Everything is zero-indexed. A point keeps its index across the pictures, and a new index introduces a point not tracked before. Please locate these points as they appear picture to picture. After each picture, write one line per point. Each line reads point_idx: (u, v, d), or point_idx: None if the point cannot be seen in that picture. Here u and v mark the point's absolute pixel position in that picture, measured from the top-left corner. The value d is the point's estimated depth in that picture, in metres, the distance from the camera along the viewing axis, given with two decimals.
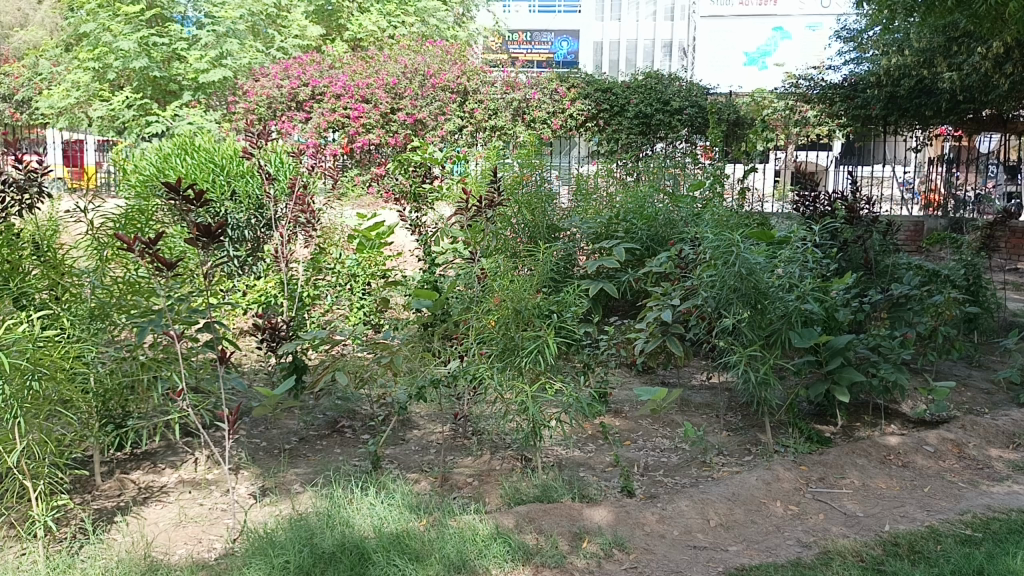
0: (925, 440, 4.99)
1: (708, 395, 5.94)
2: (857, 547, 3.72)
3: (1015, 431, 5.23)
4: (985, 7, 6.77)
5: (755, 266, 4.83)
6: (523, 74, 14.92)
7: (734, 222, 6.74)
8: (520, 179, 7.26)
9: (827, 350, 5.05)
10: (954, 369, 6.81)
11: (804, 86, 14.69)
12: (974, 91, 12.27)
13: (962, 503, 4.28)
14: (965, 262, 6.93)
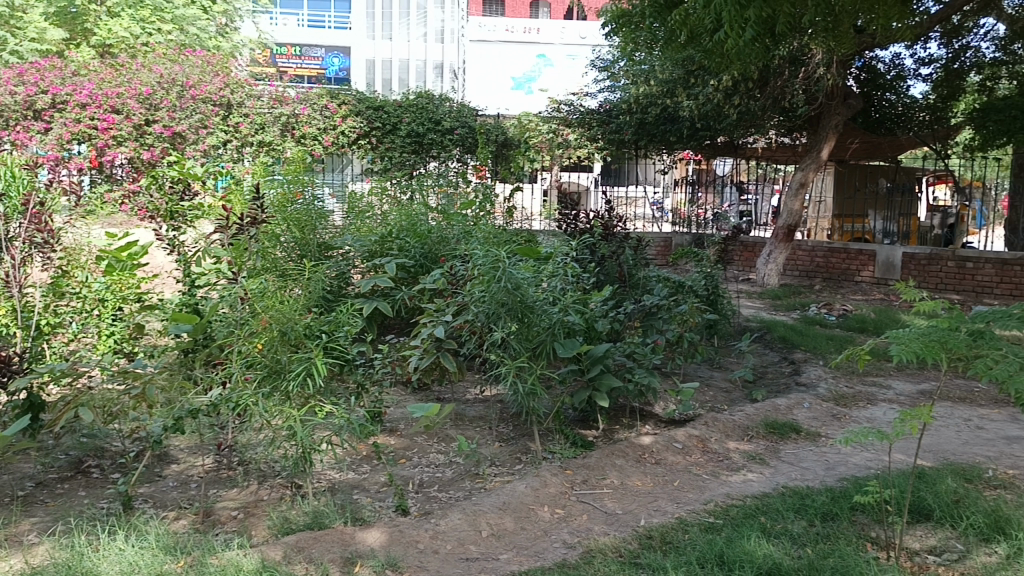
0: (675, 438, 5.44)
1: (481, 408, 6.10)
2: (616, 544, 3.95)
3: (749, 425, 5.83)
4: (711, 43, 7.43)
5: (521, 281, 5.04)
6: (292, 89, 14.60)
7: (501, 238, 6.98)
8: (289, 197, 6.95)
9: (588, 360, 5.38)
10: (699, 371, 7.52)
11: (565, 111, 15.87)
12: (710, 119, 13.60)
13: (706, 493, 4.69)
14: (706, 274, 7.77)
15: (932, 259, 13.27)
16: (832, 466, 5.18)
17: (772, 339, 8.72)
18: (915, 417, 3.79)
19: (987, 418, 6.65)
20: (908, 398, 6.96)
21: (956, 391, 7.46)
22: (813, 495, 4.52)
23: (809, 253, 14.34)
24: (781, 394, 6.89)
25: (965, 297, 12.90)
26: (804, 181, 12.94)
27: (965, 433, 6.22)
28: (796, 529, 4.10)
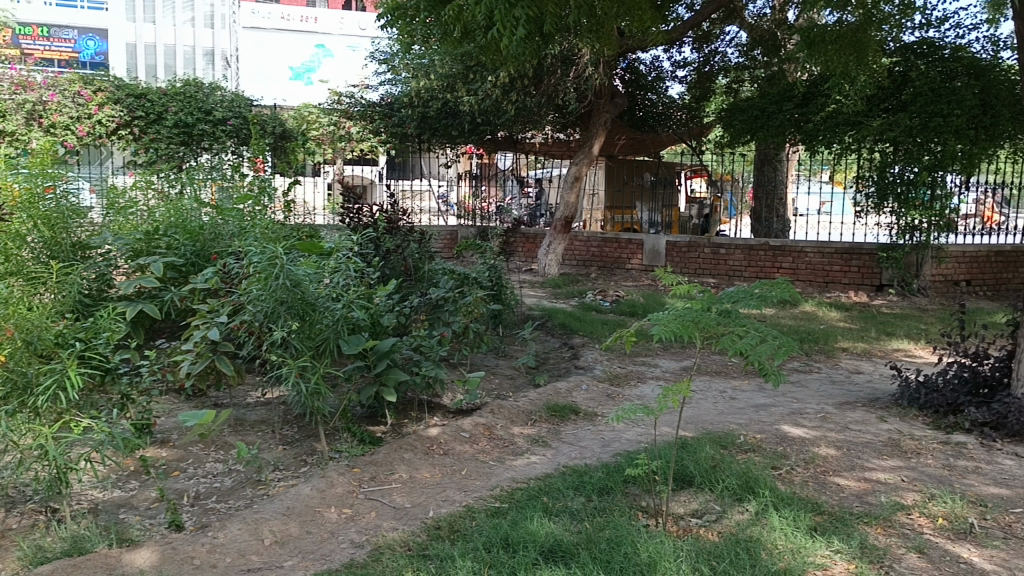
0: (461, 428, 5.56)
1: (264, 412, 5.89)
2: (404, 538, 3.95)
3: (531, 410, 6.07)
4: (486, 39, 7.61)
5: (301, 278, 4.90)
6: (40, 74, 13.38)
7: (280, 234, 6.75)
8: (36, 191, 6.05)
9: (374, 355, 5.29)
10: (485, 361, 7.75)
11: (347, 103, 15.57)
12: (490, 114, 13.94)
13: (491, 479, 4.82)
14: (490, 265, 8.14)
15: (691, 246, 14.29)
16: (607, 443, 5.50)
17: (553, 326, 9.14)
18: (676, 392, 4.11)
19: (739, 388, 7.39)
20: (672, 375, 7.56)
21: (713, 365, 8.21)
22: (590, 472, 4.78)
23: (585, 243, 15.37)
24: (561, 378, 7.23)
25: (720, 281, 13.93)
26: (578, 175, 13.58)
27: (721, 403, 6.87)
28: (575, 506, 4.31)
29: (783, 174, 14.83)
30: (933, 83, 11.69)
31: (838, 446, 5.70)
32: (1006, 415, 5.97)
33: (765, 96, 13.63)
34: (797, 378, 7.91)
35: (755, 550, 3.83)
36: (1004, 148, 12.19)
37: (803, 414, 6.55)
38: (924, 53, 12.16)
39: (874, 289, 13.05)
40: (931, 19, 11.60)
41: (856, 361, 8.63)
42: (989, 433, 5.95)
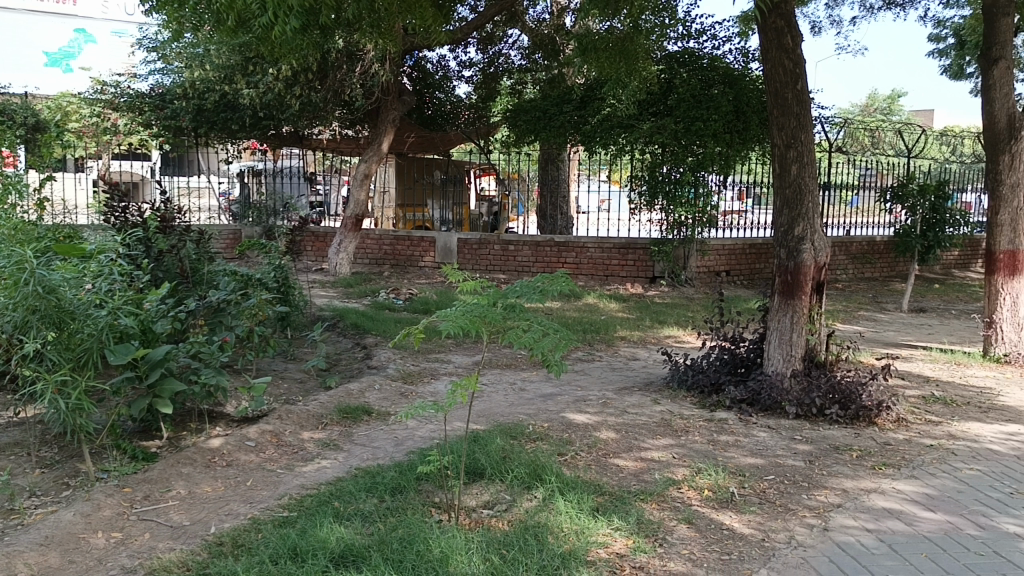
0: (247, 436, 5.33)
1: (18, 434, 5.32)
2: (182, 557, 3.71)
3: (321, 414, 5.93)
4: (262, 30, 7.30)
5: (56, 283, 4.46)
6: None
7: (31, 234, 6.11)
8: None
9: (146, 364, 4.92)
10: (272, 365, 7.49)
11: (112, 93, 14.40)
12: (272, 109, 13.43)
13: (279, 488, 4.64)
14: (275, 265, 7.84)
15: (481, 243, 14.60)
16: (400, 442, 5.49)
17: (344, 326, 8.99)
18: (465, 387, 4.17)
19: (527, 379, 7.65)
20: (464, 370, 7.68)
21: (503, 359, 8.44)
22: (382, 472, 4.74)
23: (377, 242, 15.33)
24: (353, 379, 7.13)
25: (509, 277, 14.33)
26: (367, 172, 13.41)
27: (510, 395, 7.07)
28: (367, 508, 4.26)
29: (566, 173, 15.52)
30: (693, 90, 12.79)
31: (617, 430, 6.06)
32: (759, 391, 6.63)
33: (546, 98, 14.22)
34: (580, 367, 8.31)
35: (543, 535, 3.98)
36: (755, 151, 13.44)
37: (586, 401, 6.90)
38: (685, 62, 13.20)
39: (647, 281, 13.96)
40: (691, 31, 12.61)
41: (633, 349, 9.21)
42: (746, 409, 6.58)
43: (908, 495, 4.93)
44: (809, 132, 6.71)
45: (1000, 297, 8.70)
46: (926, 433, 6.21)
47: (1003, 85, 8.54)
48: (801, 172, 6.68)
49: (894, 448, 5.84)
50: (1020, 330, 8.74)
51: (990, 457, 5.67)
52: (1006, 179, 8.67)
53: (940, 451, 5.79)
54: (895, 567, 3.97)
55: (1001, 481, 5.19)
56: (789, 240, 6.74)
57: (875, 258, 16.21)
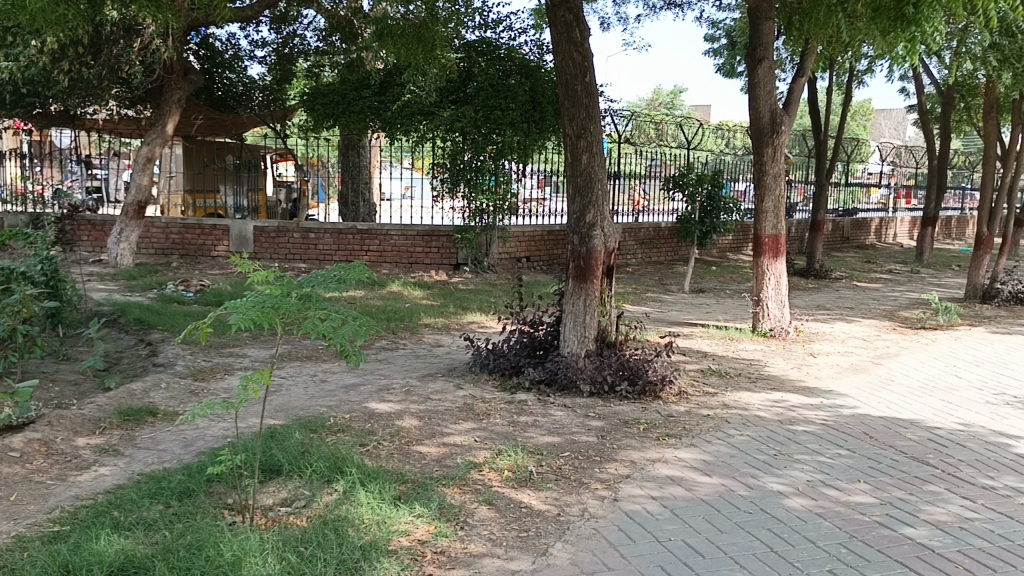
0: (9, 446, 4.82)
1: None
2: None
3: (99, 418, 5.47)
4: None
5: None
6: None
7: None
8: None
9: None
10: (41, 367, 6.81)
11: None
12: (37, 84, 12.17)
13: (49, 500, 4.23)
14: (42, 257, 7.09)
15: (280, 232, 14.08)
16: (189, 442, 5.18)
17: (127, 322, 8.34)
18: (257, 382, 3.98)
19: (328, 370, 7.48)
20: (260, 363, 7.38)
21: (303, 351, 8.20)
22: (169, 476, 4.45)
23: (164, 230, 14.34)
24: (136, 378, 6.64)
25: (310, 265, 13.92)
26: (150, 156, 12.48)
27: (310, 387, 6.88)
28: (152, 516, 3.98)
29: (367, 160, 15.29)
30: (492, 80, 13.03)
31: (420, 417, 6.07)
32: (556, 372, 6.90)
33: (345, 82, 13.94)
34: (383, 356, 8.24)
35: (343, 528, 3.91)
36: (551, 141, 13.95)
37: (389, 390, 6.85)
38: (483, 51, 13.30)
39: (451, 268, 14.06)
40: (488, 20, 12.80)
41: (437, 335, 9.26)
42: (544, 390, 6.83)
43: (688, 463, 5.33)
44: (598, 122, 7.04)
45: (765, 277, 9.63)
46: (704, 404, 6.74)
47: (766, 83, 9.37)
48: (591, 161, 7.00)
49: (676, 419, 6.29)
50: (782, 306, 9.70)
51: (757, 423, 6.25)
52: (769, 170, 9.55)
53: (716, 420, 6.31)
54: (677, 530, 4.28)
55: (766, 444, 5.74)
56: (581, 227, 7.04)
57: (661, 242, 17.32)
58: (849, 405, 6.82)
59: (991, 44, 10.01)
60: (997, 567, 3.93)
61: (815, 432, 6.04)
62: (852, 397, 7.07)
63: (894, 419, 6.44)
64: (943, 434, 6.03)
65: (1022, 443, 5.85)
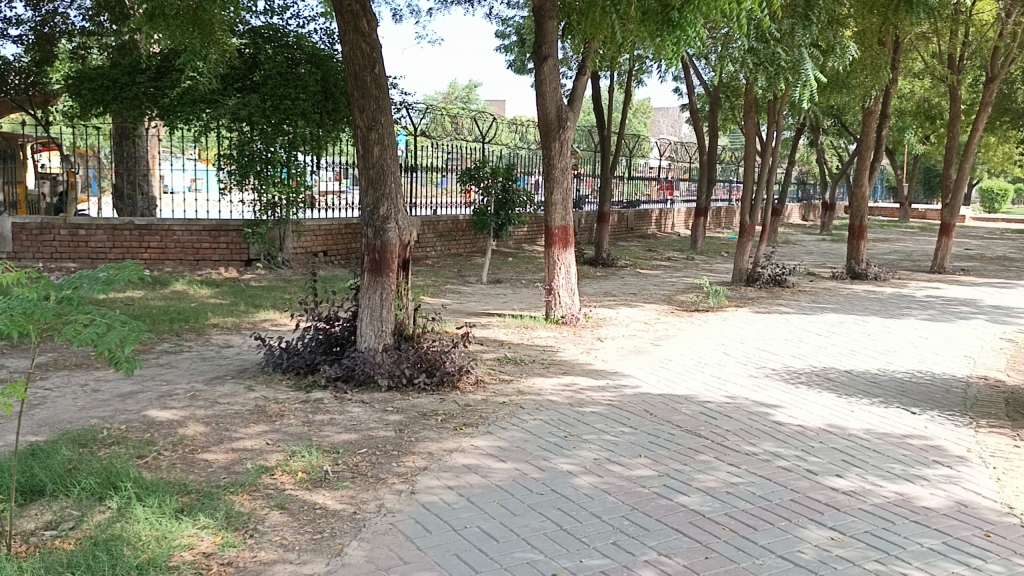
0: None
1: None
2: None
3: None
4: None
5: None
6: None
7: None
8: None
9: None
10: None
11: None
12: None
13: None
14: None
15: (43, 229, 12.83)
16: None
17: None
18: (10, 395, 3.57)
19: (101, 379, 6.89)
20: (21, 375, 6.66)
21: (73, 358, 7.51)
22: None
23: None
24: None
25: (81, 265, 12.77)
26: None
27: (81, 398, 6.31)
28: None
29: (145, 150, 14.16)
30: (280, 68, 12.59)
31: (206, 423, 5.75)
32: (353, 367, 6.78)
33: (115, 65, 12.85)
34: (166, 360, 7.71)
35: (117, 548, 3.63)
36: (344, 132, 13.74)
37: (172, 396, 6.42)
38: (269, 37, 12.85)
39: (242, 264, 13.34)
40: (274, 6, 12.31)
41: (226, 335, 8.81)
42: (340, 387, 6.70)
43: (484, 450, 5.44)
44: (388, 114, 6.99)
45: (557, 267, 10.02)
46: (499, 392, 6.90)
47: (552, 81, 9.73)
48: (382, 154, 6.95)
49: (473, 408, 6.40)
50: (572, 295, 10.14)
51: (549, 407, 6.50)
52: (557, 164, 9.94)
53: (510, 406, 6.49)
54: (472, 517, 4.35)
55: (557, 427, 5.98)
56: (375, 220, 6.96)
57: (459, 235, 17.49)
58: (632, 384, 7.27)
59: (747, 49, 10.98)
60: (758, 525, 4.34)
61: (602, 412, 6.38)
62: (635, 377, 7.54)
63: (672, 396, 6.94)
64: (713, 407, 6.58)
65: (778, 411, 6.51)
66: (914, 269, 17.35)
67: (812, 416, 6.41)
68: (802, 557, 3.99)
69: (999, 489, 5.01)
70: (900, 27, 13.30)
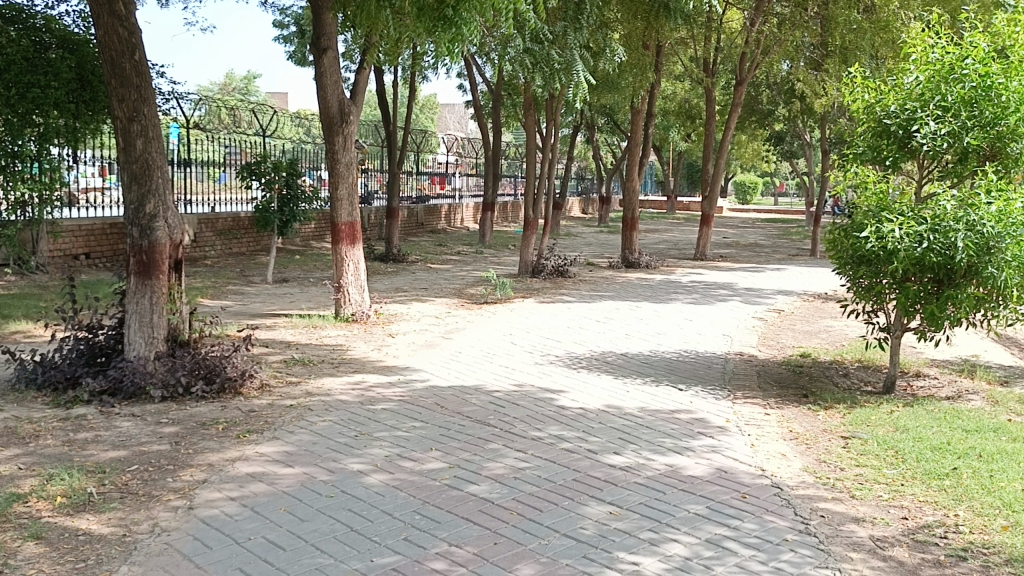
0: None
1: None
2: None
3: None
4: None
5: None
6: None
7: None
8: None
9: None
10: None
11: None
12: None
13: None
14: None
15: None
16: None
17: None
18: None
19: None
20: None
21: None
22: None
23: None
24: None
25: None
26: None
27: None
28: None
29: None
30: (26, 53, 11.23)
31: None
32: (122, 379, 6.27)
33: None
34: None
35: None
36: (106, 124, 12.72)
37: None
38: (12, 18, 11.44)
39: None
40: None
41: None
42: (107, 400, 6.16)
43: (269, 456, 5.23)
44: (152, 105, 6.50)
45: (345, 264, 9.85)
46: (286, 395, 6.66)
47: (333, 73, 9.50)
48: (148, 147, 6.45)
49: (257, 414, 6.13)
50: (361, 291, 9.99)
51: (338, 407, 6.36)
52: (341, 158, 9.74)
53: (297, 409, 6.28)
54: (256, 528, 4.17)
55: (347, 426, 5.87)
56: (141, 219, 6.44)
57: (241, 232, 16.44)
58: (422, 379, 7.30)
59: (523, 49, 11.34)
60: (543, 507, 4.51)
61: (392, 409, 6.35)
62: (425, 371, 7.57)
63: (462, 387, 7.04)
64: (501, 396, 6.75)
65: (562, 396, 6.81)
66: (681, 257, 18.80)
67: (593, 398, 6.77)
68: (583, 533, 4.20)
69: (754, 454, 5.55)
70: (661, 32, 14.29)
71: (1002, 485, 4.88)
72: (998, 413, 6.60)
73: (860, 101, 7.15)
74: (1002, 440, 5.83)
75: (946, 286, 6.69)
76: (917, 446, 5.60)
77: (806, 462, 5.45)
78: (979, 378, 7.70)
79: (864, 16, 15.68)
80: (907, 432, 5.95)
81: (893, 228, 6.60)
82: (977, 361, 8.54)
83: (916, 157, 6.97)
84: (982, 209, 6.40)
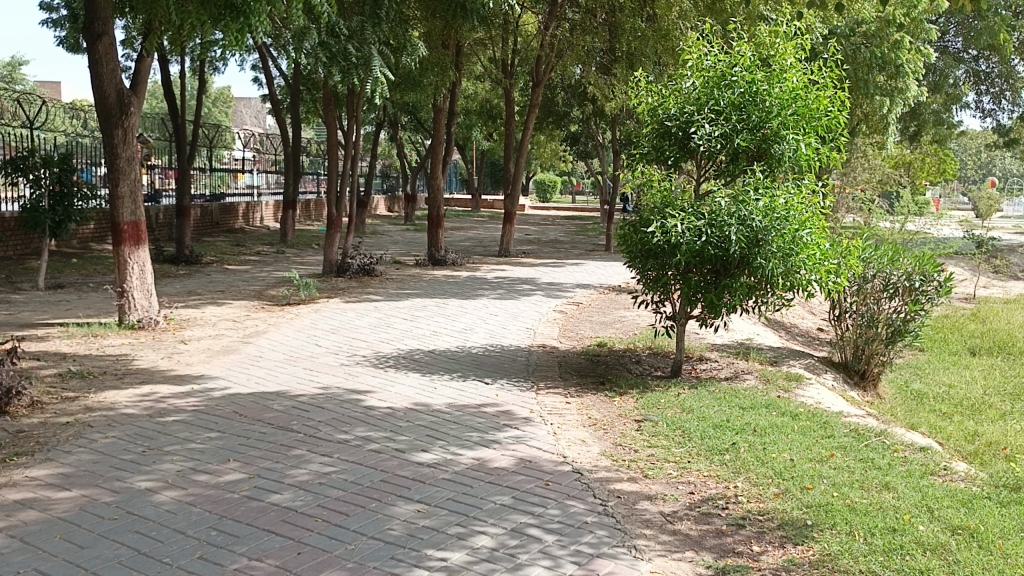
0: None
1: None
2: None
3: None
4: None
5: None
6: None
7: None
8: None
9: None
10: None
11: None
12: None
13: None
14: None
15: None
16: None
17: None
18: None
19: None
20: None
21: None
22: None
23: None
24: None
25: None
26: None
27: None
28: None
29: None
30: None
31: None
32: None
33: None
34: None
35: None
36: None
37: None
38: None
39: None
40: None
41: None
42: None
43: (42, 481, 4.74)
44: None
45: (128, 267, 9.13)
46: (62, 411, 6.07)
47: (109, 61, 8.79)
48: None
49: (26, 434, 5.54)
50: (148, 296, 9.30)
51: (123, 422, 5.89)
52: (121, 153, 9.01)
53: (75, 426, 5.76)
54: (25, 560, 3.77)
55: (134, 441, 5.46)
56: None
57: (7, 235, 14.80)
58: (219, 386, 6.93)
59: (319, 43, 11.05)
60: (349, 511, 4.42)
61: (185, 420, 5.97)
62: (222, 378, 7.20)
63: (263, 393, 6.75)
64: (305, 400, 6.54)
65: (368, 397, 6.70)
66: (486, 254, 19.16)
67: (400, 397, 6.72)
68: (390, 534, 4.16)
69: (556, 442, 5.75)
70: (460, 32, 14.41)
71: (773, 456, 5.38)
72: (768, 391, 7.26)
73: (643, 103, 7.62)
74: (772, 414, 6.43)
75: (723, 277, 7.28)
76: (700, 425, 6.05)
77: (604, 447, 5.73)
78: (753, 360, 8.44)
79: (647, 25, 16.66)
80: (692, 413, 6.41)
81: (676, 223, 7.09)
82: (750, 344, 9.35)
83: (694, 157, 7.52)
84: (752, 204, 6.99)
